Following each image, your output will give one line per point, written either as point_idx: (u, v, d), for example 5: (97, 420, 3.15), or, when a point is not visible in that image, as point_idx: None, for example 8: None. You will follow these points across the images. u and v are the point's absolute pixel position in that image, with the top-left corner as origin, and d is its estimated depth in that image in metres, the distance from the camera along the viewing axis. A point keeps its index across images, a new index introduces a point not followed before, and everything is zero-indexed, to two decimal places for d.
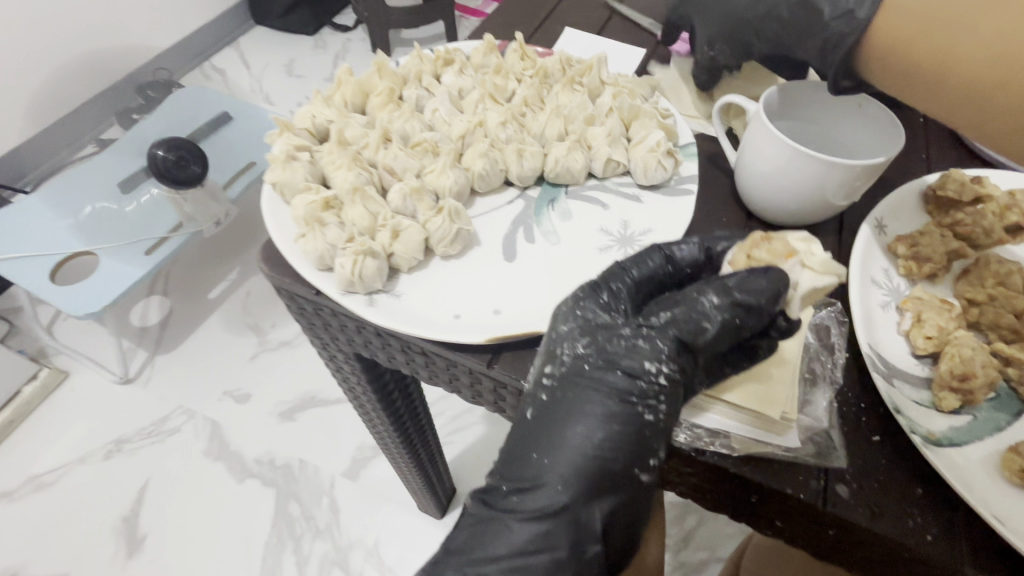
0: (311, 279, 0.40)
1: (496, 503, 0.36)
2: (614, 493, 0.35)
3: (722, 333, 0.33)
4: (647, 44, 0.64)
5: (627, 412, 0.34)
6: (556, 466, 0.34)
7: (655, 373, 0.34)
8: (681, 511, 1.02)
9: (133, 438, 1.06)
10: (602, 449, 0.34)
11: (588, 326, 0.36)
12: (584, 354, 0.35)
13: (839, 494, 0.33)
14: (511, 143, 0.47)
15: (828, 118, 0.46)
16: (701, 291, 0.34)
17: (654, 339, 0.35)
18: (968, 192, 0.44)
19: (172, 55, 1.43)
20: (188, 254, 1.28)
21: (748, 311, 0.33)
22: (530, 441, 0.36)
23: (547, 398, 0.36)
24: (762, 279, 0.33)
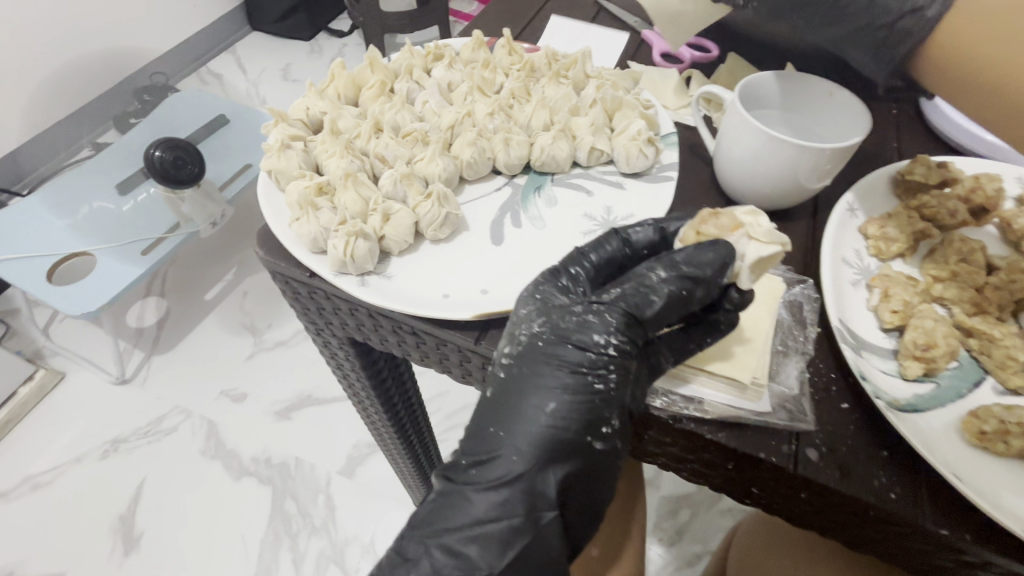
0: (304, 261, 0.42)
1: (457, 477, 0.37)
2: (568, 461, 0.36)
3: (670, 304, 0.35)
4: (631, 41, 0.66)
5: (579, 383, 0.36)
6: (511, 438, 0.36)
7: (604, 345, 0.36)
8: (674, 506, 1.03)
9: (130, 438, 1.07)
10: (555, 419, 0.36)
11: (544, 306, 0.38)
12: (540, 332, 0.37)
13: (809, 457, 0.35)
14: (498, 133, 0.49)
15: (802, 108, 0.48)
16: (650, 267, 0.37)
17: (603, 314, 0.36)
18: (934, 176, 0.46)
19: (169, 59, 1.45)
20: (185, 254, 1.30)
21: (692, 283, 0.35)
22: (488, 416, 0.37)
23: (505, 374, 0.37)
24: (707, 252, 0.35)
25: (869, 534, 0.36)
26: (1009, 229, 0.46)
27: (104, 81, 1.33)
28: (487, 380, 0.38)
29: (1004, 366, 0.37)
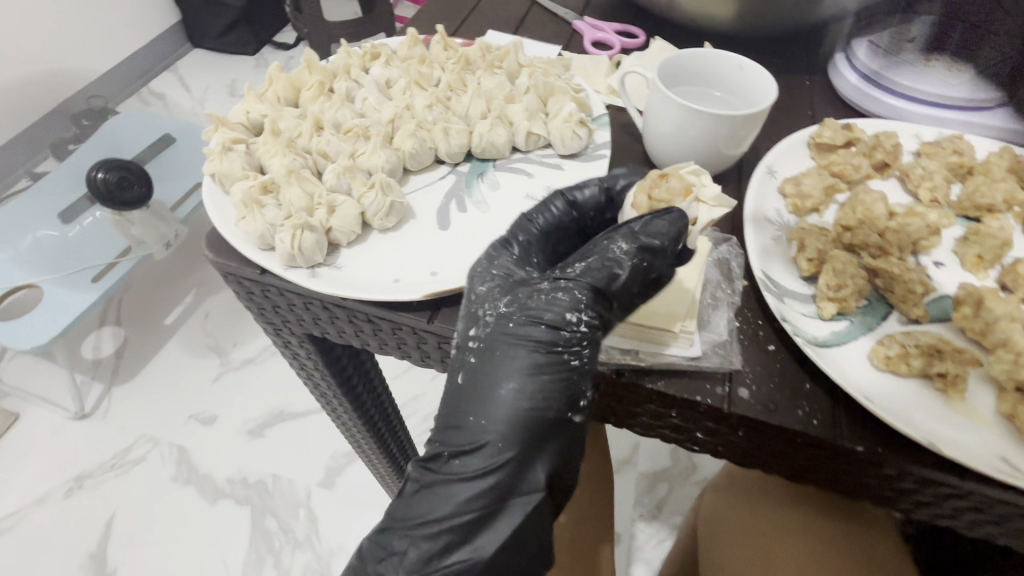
0: (254, 257, 0.43)
1: (441, 469, 0.40)
2: (550, 438, 0.38)
3: (634, 276, 0.37)
4: (563, 33, 0.70)
5: (554, 360, 0.38)
6: (493, 424, 0.38)
7: (576, 322, 0.37)
8: (651, 482, 1.07)
9: (95, 473, 1.03)
10: (534, 399, 0.38)
11: (507, 286, 0.39)
12: (507, 314, 0.38)
13: (741, 395, 0.38)
14: (437, 123, 0.51)
15: (718, 82, 0.51)
16: (612, 241, 0.39)
17: (572, 291, 0.38)
18: (840, 137, 0.51)
19: (106, 80, 1.41)
20: (138, 279, 1.27)
21: (652, 255, 0.38)
22: (465, 404, 0.39)
23: (474, 359, 0.39)
24: (661, 221, 0.38)
25: (802, 461, 0.40)
26: (909, 180, 0.50)
27: (37, 109, 1.29)
28: (455, 367, 0.40)
29: (905, 299, 0.42)
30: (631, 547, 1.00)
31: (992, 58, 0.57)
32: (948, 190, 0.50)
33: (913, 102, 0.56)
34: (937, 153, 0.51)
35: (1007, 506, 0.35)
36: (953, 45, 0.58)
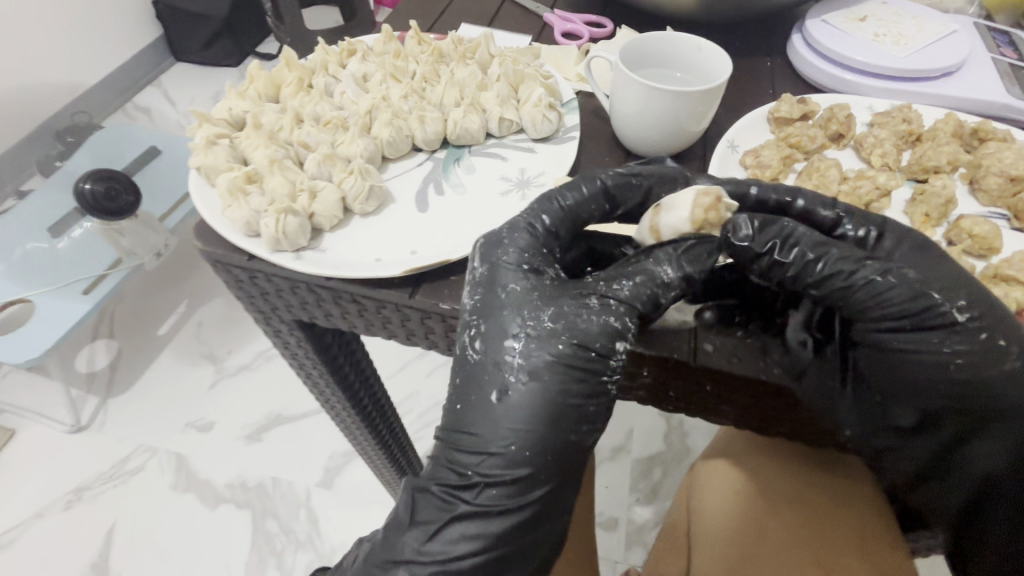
0: (240, 243, 0.45)
1: (474, 501, 0.39)
2: (581, 465, 0.39)
3: (675, 301, 0.40)
4: (534, 27, 0.72)
5: (598, 386, 0.38)
6: (536, 453, 0.37)
7: (623, 351, 0.38)
8: (646, 467, 1.09)
9: (93, 484, 1.04)
10: (573, 425, 0.38)
11: (548, 298, 0.39)
12: (554, 330, 0.38)
13: (706, 348, 0.41)
14: (413, 112, 0.53)
15: (678, 62, 0.54)
16: (662, 265, 0.39)
17: (623, 317, 0.38)
18: (796, 110, 0.54)
19: (90, 97, 1.42)
20: (130, 292, 1.28)
21: (692, 281, 0.40)
22: (506, 429, 0.38)
23: (516, 379, 0.38)
24: (708, 250, 0.40)
25: (767, 410, 0.42)
26: (862, 149, 0.53)
27: (22, 127, 1.30)
28: (492, 384, 0.38)
29: None
30: (629, 531, 1.02)
31: (938, 32, 0.61)
32: (898, 157, 0.53)
33: (866, 76, 0.59)
34: (889, 122, 0.54)
35: None
36: (902, 22, 0.62)
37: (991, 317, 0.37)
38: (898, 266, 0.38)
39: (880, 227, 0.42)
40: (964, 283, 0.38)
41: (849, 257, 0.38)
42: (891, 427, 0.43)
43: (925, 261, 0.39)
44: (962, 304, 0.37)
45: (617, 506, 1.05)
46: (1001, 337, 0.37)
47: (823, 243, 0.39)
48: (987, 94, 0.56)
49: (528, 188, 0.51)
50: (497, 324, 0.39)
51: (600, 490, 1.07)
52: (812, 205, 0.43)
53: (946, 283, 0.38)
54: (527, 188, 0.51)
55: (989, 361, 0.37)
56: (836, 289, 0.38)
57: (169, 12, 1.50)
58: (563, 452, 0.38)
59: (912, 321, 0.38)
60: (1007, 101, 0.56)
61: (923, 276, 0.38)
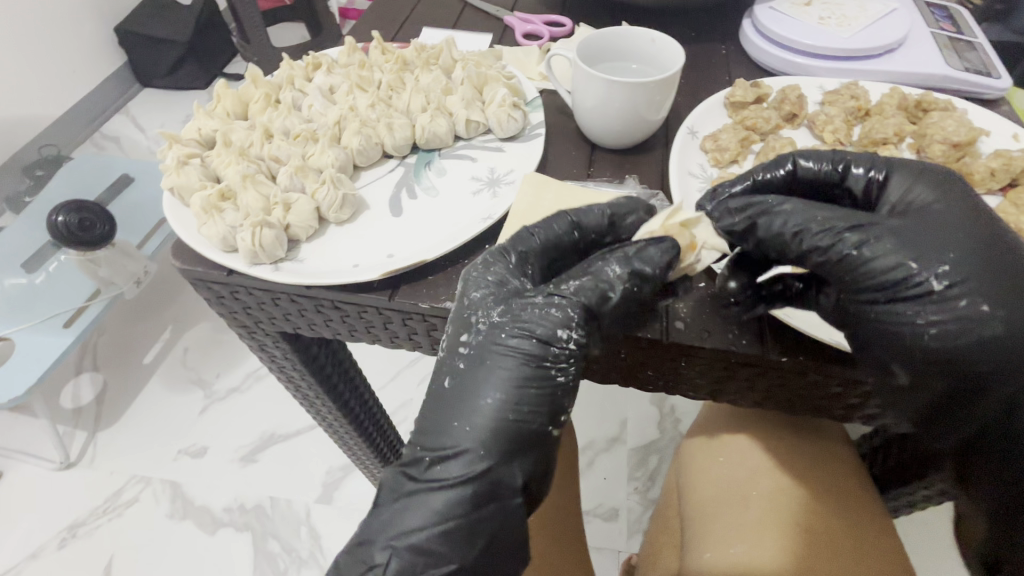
0: (219, 259, 0.46)
1: (421, 475, 0.40)
2: (529, 453, 0.40)
3: (625, 298, 0.40)
4: (496, 29, 0.74)
5: (542, 374, 0.39)
6: (475, 432, 0.39)
7: (565, 340, 0.39)
8: (642, 455, 1.11)
9: (87, 520, 1.03)
10: (516, 410, 0.39)
11: (503, 297, 0.41)
12: (499, 322, 0.40)
13: (677, 326, 0.42)
14: (381, 120, 0.54)
15: (634, 54, 0.56)
16: (607, 263, 0.40)
17: (564, 308, 0.39)
18: (750, 94, 0.56)
19: (58, 129, 1.41)
20: (111, 323, 1.26)
21: (641, 279, 0.40)
22: (452, 411, 0.40)
23: (464, 364, 0.41)
24: (657, 251, 0.40)
25: (739, 380, 0.44)
26: (815, 126, 0.56)
27: None
28: (445, 370, 0.41)
29: None
30: (628, 520, 1.03)
31: (878, 12, 0.64)
32: (849, 132, 0.55)
33: (813, 58, 0.62)
34: (838, 100, 0.57)
35: None
36: (845, 5, 0.65)
37: (978, 281, 0.35)
38: (888, 229, 0.37)
39: (885, 172, 0.41)
40: (954, 240, 0.36)
41: (836, 226, 0.37)
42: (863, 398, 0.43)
43: (922, 224, 0.37)
44: (943, 271, 0.35)
45: (616, 495, 1.06)
46: (988, 300, 0.35)
47: (807, 212, 0.38)
48: (928, 67, 0.59)
49: (498, 187, 0.53)
50: (456, 320, 0.42)
51: (597, 482, 1.08)
52: (814, 162, 0.42)
53: (934, 248, 0.36)
54: (498, 186, 0.53)
55: (971, 327, 0.35)
56: (818, 263, 0.38)
57: (133, 39, 1.49)
58: (541, 438, 0.40)
59: (893, 291, 0.36)
60: (947, 72, 0.58)
61: (907, 242, 0.36)
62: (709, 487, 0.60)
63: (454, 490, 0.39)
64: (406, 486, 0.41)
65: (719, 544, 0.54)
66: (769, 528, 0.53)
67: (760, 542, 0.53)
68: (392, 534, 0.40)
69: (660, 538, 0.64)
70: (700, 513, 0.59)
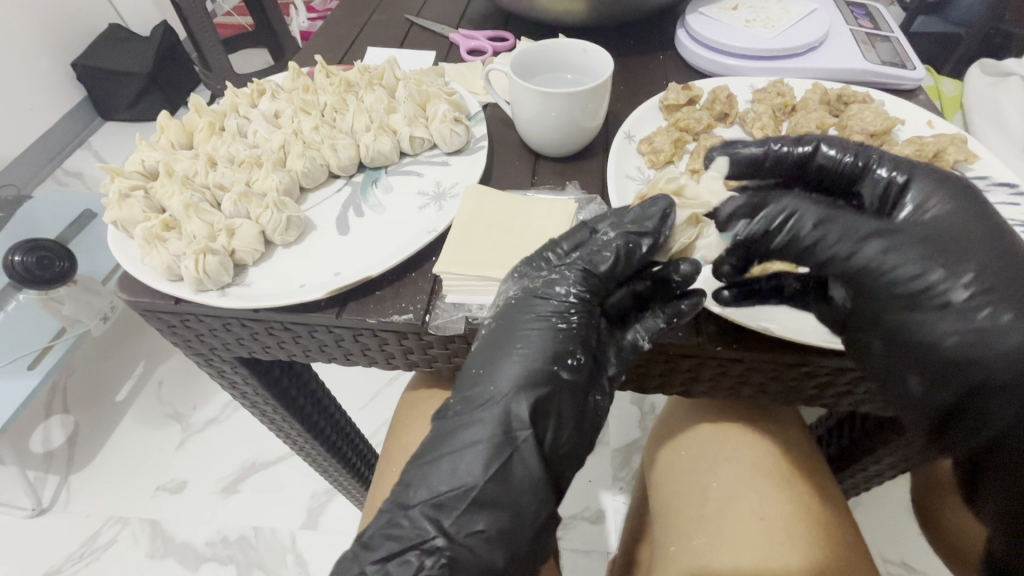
0: (164, 288, 0.46)
1: (449, 413, 0.43)
2: (540, 388, 0.41)
3: (619, 255, 0.41)
4: (443, 47, 0.76)
5: (546, 325, 0.42)
6: (490, 373, 0.42)
7: (565, 294, 0.41)
8: (626, 455, 1.11)
9: (63, 567, 1.00)
10: (527, 358, 0.41)
11: (518, 273, 0.44)
12: (513, 292, 0.43)
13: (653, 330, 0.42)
14: (324, 141, 0.55)
15: (569, 66, 0.58)
16: (603, 229, 0.42)
17: (563, 269, 0.42)
18: (682, 96, 0.59)
19: (16, 168, 1.39)
20: (80, 362, 1.24)
21: (637, 236, 0.41)
22: (471, 361, 0.43)
23: (484, 329, 0.43)
24: (650, 208, 0.41)
25: (681, 371, 0.46)
26: (745, 124, 0.58)
27: None
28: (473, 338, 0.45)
29: None
30: (616, 520, 1.04)
31: (800, 13, 0.67)
32: (777, 127, 0.58)
33: (741, 59, 0.65)
34: (765, 98, 0.59)
35: (846, 372, 0.42)
36: (769, 8, 0.68)
37: (1003, 291, 0.35)
38: (900, 235, 0.37)
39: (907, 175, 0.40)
40: (969, 256, 0.36)
41: (853, 233, 0.38)
42: (795, 383, 0.45)
43: (941, 230, 0.37)
44: (967, 280, 0.36)
45: (601, 497, 1.07)
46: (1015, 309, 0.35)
47: (832, 215, 0.38)
48: (847, 63, 0.62)
49: (444, 200, 0.54)
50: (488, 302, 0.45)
51: (582, 485, 1.08)
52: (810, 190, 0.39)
53: (959, 255, 0.36)
54: (443, 200, 0.54)
55: (988, 342, 0.35)
56: (838, 270, 0.38)
57: (91, 73, 1.48)
58: (552, 380, 0.41)
59: (913, 301, 0.37)
60: (864, 67, 0.62)
61: (929, 247, 0.37)
62: (673, 484, 0.62)
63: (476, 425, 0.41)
64: (439, 422, 0.43)
65: (685, 538, 0.56)
66: (730, 520, 0.55)
67: (720, 531, 0.55)
68: (426, 458, 0.42)
69: (637, 536, 0.67)
70: (668, 509, 0.61)
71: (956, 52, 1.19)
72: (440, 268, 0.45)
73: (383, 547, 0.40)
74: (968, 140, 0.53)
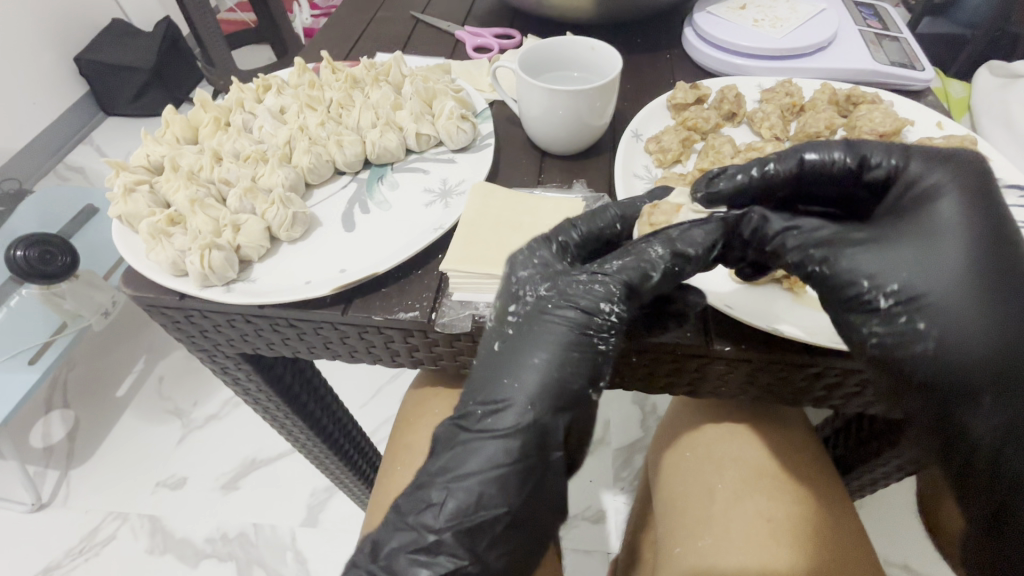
0: (168, 284, 0.46)
1: (471, 426, 0.40)
2: (570, 409, 0.40)
3: (666, 277, 0.41)
4: (449, 44, 0.75)
5: (585, 340, 0.40)
6: (522, 385, 0.40)
7: (608, 311, 0.40)
8: (627, 455, 1.11)
9: (63, 562, 0.99)
10: (560, 372, 0.40)
11: (548, 274, 0.42)
12: (547, 296, 0.41)
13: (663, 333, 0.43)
14: (330, 137, 0.55)
15: (576, 63, 0.58)
16: (650, 243, 0.41)
17: (608, 284, 0.40)
18: (691, 95, 0.58)
19: (18, 163, 1.39)
20: (81, 357, 1.24)
21: (684, 259, 0.41)
22: (500, 368, 0.41)
23: (513, 332, 0.42)
24: (699, 231, 0.42)
25: (689, 371, 0.46)
26: (754, 124, 0.58)
27: None
28: (495, 335, 0.42)
29: None
30: (617, 521, 1.03)
31: (809, 12, 0.67)
32: (785, 127, 0.57)
33: (749, 59, 0.65)
34: (774, 98, 0.59)
35: (854, 374, 0.42)
36: (778, 7, 0.68)
37: (932, 297, 0.35)
38: (853, 240, 0.38)
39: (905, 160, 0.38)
40: (913, 261, 0.36)
41: (814, 239, 0.39)
42: (801, 384, 0.45)
43: (905, 234, 0.37)
44: (893, 288, 0.36)
45: (603, 497, 1.06)
46: (943, 317, 0.34)
47: (795, 218, 0.40)
48: (856, 63, 0.62)
49: (451, 197, 0.54)
50: (504, 293, 0.43)
51: (583, 484, 1.08)
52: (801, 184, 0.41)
53: (904, 262, 0.36)
54: (450, 197, 0.54)
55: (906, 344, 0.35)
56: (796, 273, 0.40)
57: (94, 67, 1.48)
58: (582, 402, 0.40)
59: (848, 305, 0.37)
60: (873, 67, 0.61)
61: (880, 253, 0.37)
62: (677, 484, 0.61)
63: (505, 441, 0.39)
64: (460, 436, 0.41)
65: (689, 538, 0.56)
66: (736, 522, 0.55)
67: (725, 531, 0.55)
68: (450, 476, 0.39)
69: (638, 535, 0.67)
70: (672, 509, 0.60)
71: (962, 53, 1.18)
72: (447, 266, 0.45)
73: (412, 574, 0.37)
74: (979, 142, 0.53)
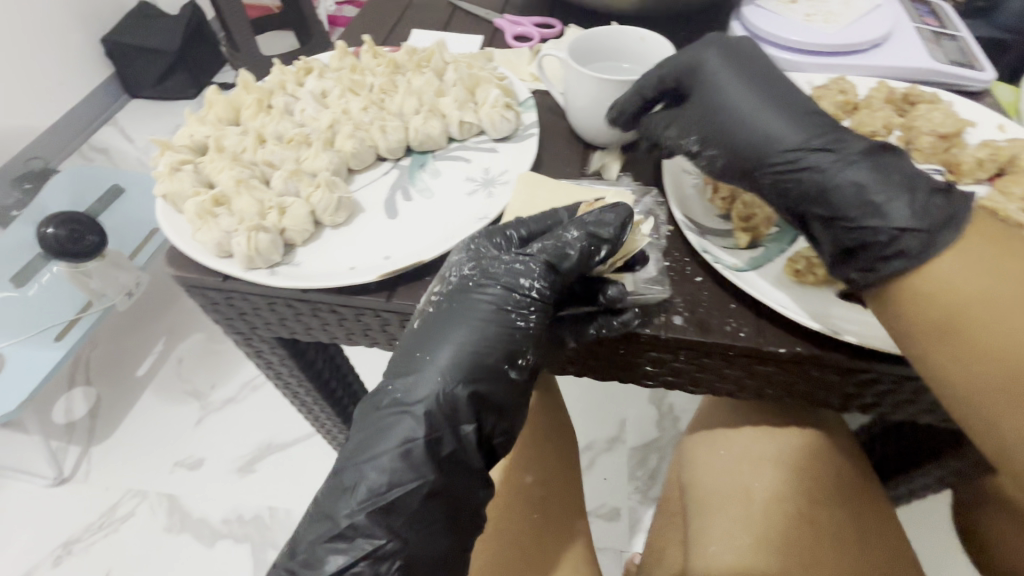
0: (214, 264, 0.46)
1: (383, 401, 0.40)
2: (485, 382, 0.40)
3: (582, 258, 0.41)
4: (487, 32, 0.74)
5: (504, 317, 0.41)
6: (437, 359, 0.40)
7: (528, 288, 0.41)
8: (643, 455, 1.10)
9: (82, 536, 1.01)
10: (477, 345, 0.41)
11: (475, 255, 0.43)
12: (470, 275, 0.42)
13: (674, 324, 0.43)
14: (374, 123, 0.54)
15: (626, 54, 0.56)
16: (567, 228, 0.42)
17: (528, 262, 0.41)
18: None
19: (45, 141, 1.40)
20: (103, 335, 1.25)
21: (599, 242, 0.41)
22: (419, 343, 0.42)
23: (439, 311, 0.42)
24: (611, 214, 0.42)
25: (741, 371, 0.45)
26: None
27: None
28: (419, 312, 0.43)
29: None
30: (631, 520, 1.03)
31: (863, 9, 0.65)
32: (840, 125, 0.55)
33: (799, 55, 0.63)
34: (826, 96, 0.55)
35: (912, 380, 0.41)
36: (830, 3, 0.66)
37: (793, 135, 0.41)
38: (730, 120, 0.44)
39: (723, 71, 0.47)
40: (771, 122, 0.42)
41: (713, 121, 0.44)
42: (857, 388, 0.43)
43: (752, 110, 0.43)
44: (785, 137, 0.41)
45: (617, 495, 1.06)
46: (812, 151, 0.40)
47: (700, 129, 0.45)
48: (911, 63, 0.60)
49: (494, 186, 0.53)
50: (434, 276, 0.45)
51: (597, 482, 1.07)
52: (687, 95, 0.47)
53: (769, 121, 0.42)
54: (493, 185, 0.53)
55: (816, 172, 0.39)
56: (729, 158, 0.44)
57: (121, 49, 1.48)
58: (498, 376, 0.41)
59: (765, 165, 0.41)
60: (930, 67, 0.59)
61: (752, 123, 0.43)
62: (711, 488, 0.60)
63: None
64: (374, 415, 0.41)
65: (728, 541, 0.54)
66: (779, 526, 0.54)
67: (770, 540, 0.53)
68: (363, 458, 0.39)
69: (664, 534, 0.65)
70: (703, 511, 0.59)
71: None
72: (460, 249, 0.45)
73: (354, 555, 0.37)
74: None
